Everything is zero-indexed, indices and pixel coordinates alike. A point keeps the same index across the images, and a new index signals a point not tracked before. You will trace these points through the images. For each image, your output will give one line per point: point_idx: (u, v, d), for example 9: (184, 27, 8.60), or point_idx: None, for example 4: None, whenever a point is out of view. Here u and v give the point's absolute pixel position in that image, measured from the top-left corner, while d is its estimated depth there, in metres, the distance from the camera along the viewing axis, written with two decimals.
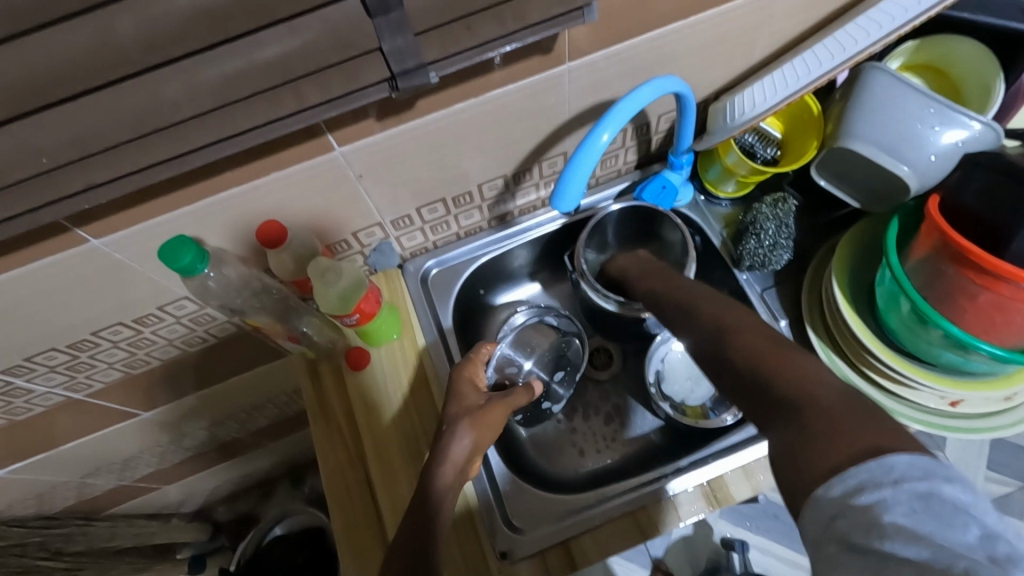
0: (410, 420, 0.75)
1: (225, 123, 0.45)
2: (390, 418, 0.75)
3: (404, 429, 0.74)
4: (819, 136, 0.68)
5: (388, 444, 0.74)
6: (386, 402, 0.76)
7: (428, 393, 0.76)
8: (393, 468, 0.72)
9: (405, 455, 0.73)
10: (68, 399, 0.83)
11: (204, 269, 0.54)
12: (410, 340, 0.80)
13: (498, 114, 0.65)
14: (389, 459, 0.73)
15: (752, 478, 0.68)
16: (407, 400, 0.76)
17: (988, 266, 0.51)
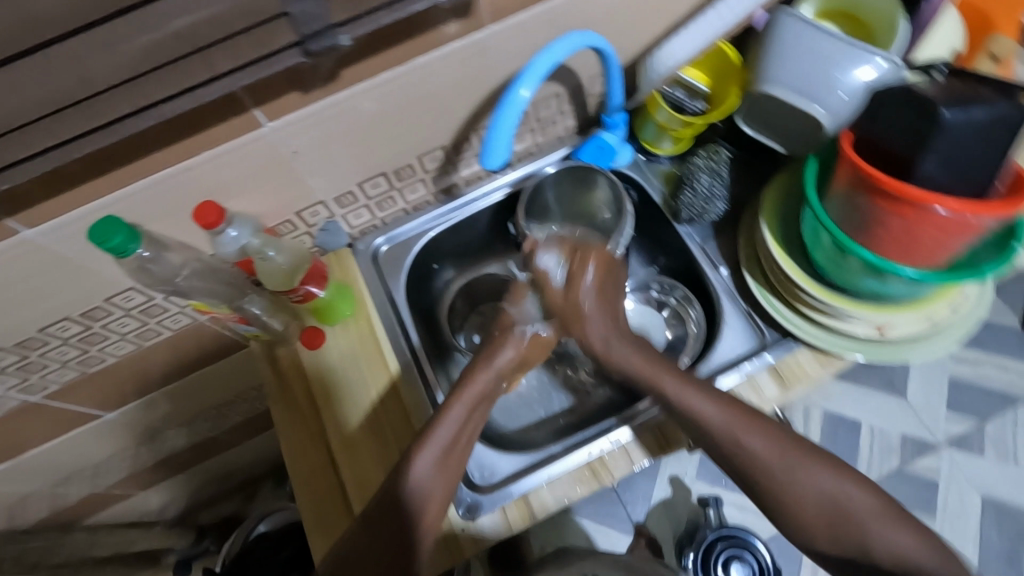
0: (378, 427, 0.74)
1: (140, 95, 0.46)
2: (358, 422, 0.75)
3: (372, 433, 0.74)
4: (739, 83, 0.72)
5: (357, 446, 0.73)
6: (353, 408, 0.75)
7: (399, 403, 0.75)
8: (362, 472, 0.72)
9: (375, 460, 0.73)
10: (25, 403, 0.83)
11: (136, 249, 0.54)
12: (375, 345, 0.79)
13: (427, 82, 0.65)
14: (357, 461, 0.73)
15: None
16: (374, 407, 0.75)
17: (895, 193, 0.54)
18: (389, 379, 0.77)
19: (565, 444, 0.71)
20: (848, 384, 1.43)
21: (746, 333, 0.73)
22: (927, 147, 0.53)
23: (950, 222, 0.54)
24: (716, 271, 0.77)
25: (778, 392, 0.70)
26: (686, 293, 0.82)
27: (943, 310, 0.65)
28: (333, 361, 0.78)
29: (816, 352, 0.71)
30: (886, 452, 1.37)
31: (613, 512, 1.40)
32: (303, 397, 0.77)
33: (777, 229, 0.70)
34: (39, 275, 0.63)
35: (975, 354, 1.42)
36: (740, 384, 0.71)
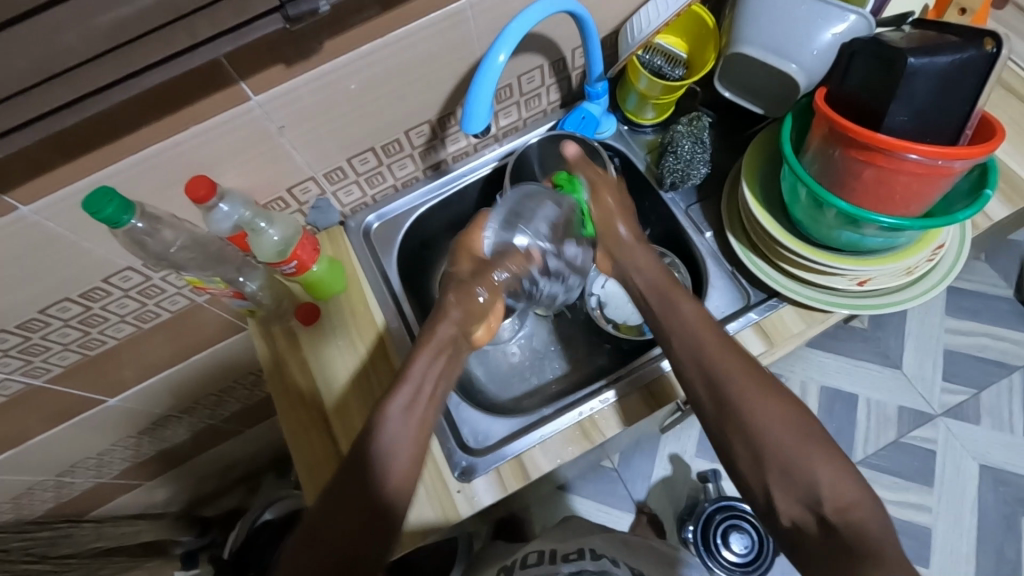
0: (367, 380, 0.77)
1: (126, 62, 0.48)
2: (346, 377, 0.77)
3: (360, 386, 0.77)
4: (716, 46, 0.74)
5: (347, 399, 0.76)
6: (343, 362, 0.78)
7: (385, 359, 0.78)
8: (352, 422, 0.75)
9: (363, 409, 0.76)
10: (29, 386, 0.85)
11: (130, 220, 0.57)
12: (363, 303, 0.81)
13: (409, 53, 0.67)
14: (347, 411, 0.76)
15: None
16: (361, 359, 0.78)
17: (865, 140, 0.55)
18: (377, 334, 0.79)
19: (555, 407, 0.73)
20: (843, 358, 1.44)
21: (730, 293, 0.75)
22: (894, 95, 0.55)
23: (921, 166, 0.55)
24: (701, 235, 0.78)
25: (764, 349, 0.71)
26: (673, 259, 0.83)
27: (922, 261, 0.66)
28: (323, 319, 0.81)
29: (800, 310, 0.72)
30: (882, 423, 1.38)
31: (613, 491, 1.40)
32: (293, 358, 0.80)
33: (757, 189, 0.71)
34: (36, 253, 0.65)
35: (968, 324, 1.43)
36: None
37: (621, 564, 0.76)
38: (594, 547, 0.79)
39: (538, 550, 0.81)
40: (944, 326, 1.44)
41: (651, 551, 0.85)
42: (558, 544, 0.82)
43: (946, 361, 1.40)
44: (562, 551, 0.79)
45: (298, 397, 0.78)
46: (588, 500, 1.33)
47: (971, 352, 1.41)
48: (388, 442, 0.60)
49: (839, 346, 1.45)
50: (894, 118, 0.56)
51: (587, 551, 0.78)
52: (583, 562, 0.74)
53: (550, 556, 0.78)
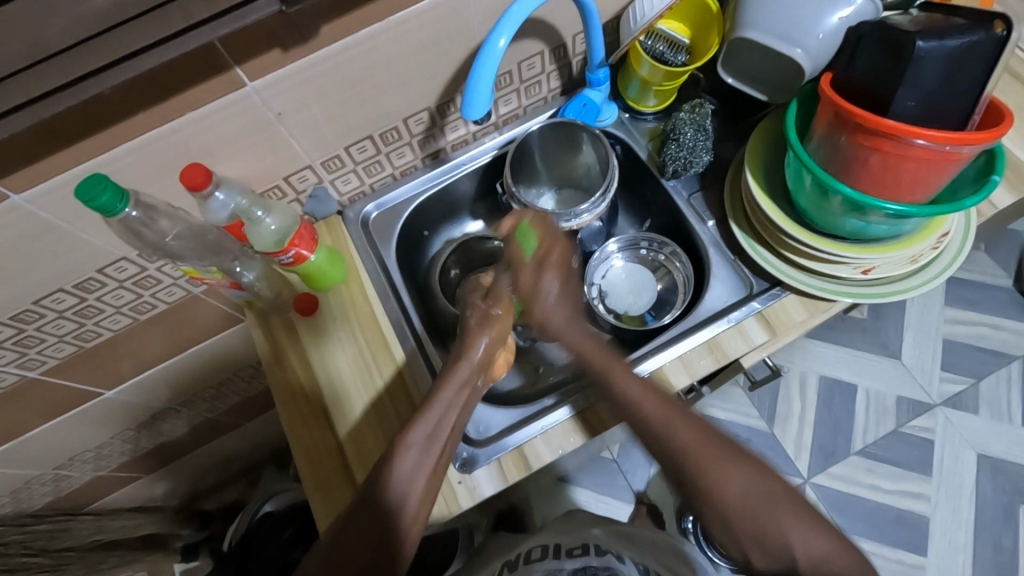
0: (383, 411, 0.74)
1: (118, 44, 0.47)
2: (354, 388, 0.76)
3: (377, 420, 0.74)
4: (720, 30, 0.72)
5: (362, 431, 0.73)
6: (357, 392, 0.75)
7: (404, 392, 0.75)
8: (365, 455, 0.72)
9: (378, 440, 0.72)
10: (24, 379, 0.84)
11: (124, 208, 0.55)
12: (379, 331, 0.78)
13: (408, 38, 0.66)
14: (360, 443, 0.72)
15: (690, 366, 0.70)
16: (370, 371, 0.76)
17: (872, 126, 0.54)
18: (395, 367, 0.76)
19: (556, 398, 0.72)
20: (843, 348, 1.44)
21: (732, 282, 0.74)
22: (901, 79, 0.54)
23: (927, 152, 0.54)
24: (703, 224, 0.77)
25: (766, 337, 0.70)
26: (675, 249, 0.82)
27: (927, 248, 0.65)
28: (333, 339, 0.78)
29: (803, 299, 0.71)
30: (881, 413, 1.38)
31: (612, 482, 1.41)
32: (302, 379, 0.78)
33: (760, 176, 0.70)
34: (30, 242, 0.64)
35: (967, 314, 1.43)
36: (729, 331, 0.71)
37: (626, 560, 0.77)
38: (599, 543, 0.79)
39: (542, 543, 0.82)
40: (943, 316, 1.44)
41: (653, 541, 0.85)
42: (560, 538, 0.81)
43: (946, 351, 1.40)
44: (567, 544, 0.80)
45: (299, 392, 0.77)
46: (588, 491, 1.33)
47: (969, 342, 1.41)
48: None
49: (838, 336, 1.45)
50: (901, 103, 0.55)
51: (591, 546, 0.78)
52: (587, 559, 0.75)
53: (553, 551, 0.79)
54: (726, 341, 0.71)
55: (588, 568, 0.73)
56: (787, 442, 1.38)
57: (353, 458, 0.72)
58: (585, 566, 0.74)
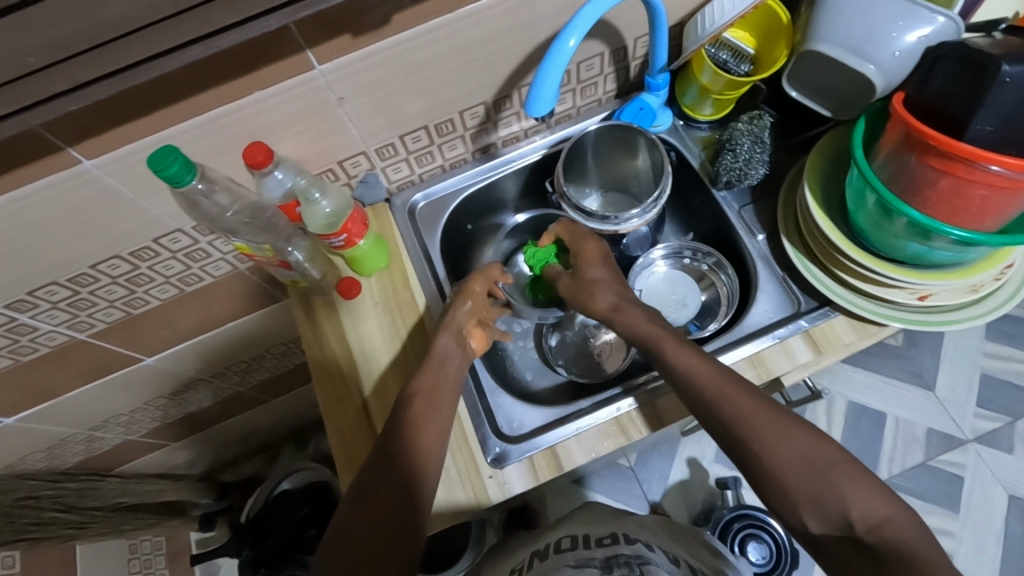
0: (404, 361, 0.77)
1: (203, 21, 0.48)
2: (377, 336, 0.79)
3: (404, 384, 0.76)
4: (789, 42, 0.70)
5: (389, 396, 0.75)
6: (381, 339, 0.79)
7: (424, 337, 0.78)
8: (393, 420, 0.74)
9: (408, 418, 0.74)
10: (72, 340, 0.86)
11: (191, 180, 0.56)
12: (413, 305, 0.80)
13: (474, 31, 0.66)
14: (388, 408, 0.75)
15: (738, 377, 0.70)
16: (391, 317, 0.80)
17: (946, 149, 0.53)
18: (413, 308, 0.80)
19: (590, 401, 0.72)
20: (875, 375, 1.40)
21: (779, 298, 0.73)
22: (981, 102, 0.53)
23: (1001, 180, 0.52)
24: (752, 238, 0.76)
25: (813, 356, 0.69)
26: (719, 259, 0.81)
27: (988, 279, 0.63)
28: (374, 323, 0.79)
29: (853, 320, 0.70)
30: (910, 444, 1.34)
31: (628, 489, 1.40)
32: (339, 357, 0.78)
33: (818, 192, 0.69)
34: (94, 208, 0.66)
35: (1009, 350, 1.39)
36: (773, 348, 0.70)
37: (655, 548, 0.76)
38: (628, 532, 0.79)
39: (571, 534, 0.81)
40: (983, 350, 1.39)
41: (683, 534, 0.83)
42: (589, 529, 0.81)
43: (983, 386, 1.36)
44: (595, 535, 0.79)
45: (330, 363, 0.78)
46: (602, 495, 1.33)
47: (1009, 379, 1.36)
48: None
49: (871, 362, 1.41)
50: (978, 127, 0.54)
51: (619, 536, 0.78)
52: (616, 548, 0.75)
53: (582, 542, 0.78)
54: (769, 358, 0.70)
55: (618, 554, 0.73)
56: None
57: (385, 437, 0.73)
58: (614, 554, 0.73)
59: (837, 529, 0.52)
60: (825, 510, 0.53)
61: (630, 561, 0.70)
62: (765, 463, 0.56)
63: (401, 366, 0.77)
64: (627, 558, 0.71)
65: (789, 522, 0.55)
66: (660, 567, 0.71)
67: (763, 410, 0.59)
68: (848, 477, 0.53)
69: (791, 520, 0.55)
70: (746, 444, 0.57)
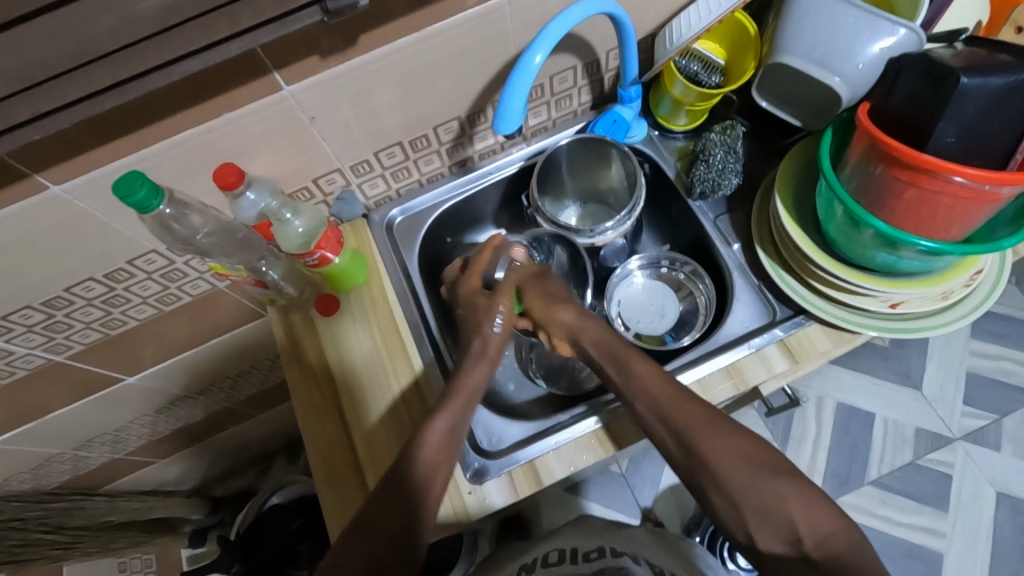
0: (394, 408, 0.75)
1: (164, 49, 0.47)
2: (364, 378, 0.77)
3: (384, 401, 0.76)
4: (756, 55, 0.71)
5: (371, 424, 0.75)
6: (369, 379, 0.77)
7: (418, 393, 0.76)
8: (373, 441, 0.73)
9: (387, 435, 0.74)
10: (51, 362, 0.86)
11: (159, 205, 0.56)
12: (401, 342, 0.78)
13: (443, 49, 0.66)
14: (368, 424, 0.75)
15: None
16: (382, 359, 0.78)
17: (909, 160, 0.54)
18: (406, 356, 0.78)
19: (571, 413, 0.72)
20: (862, 375, 1.41)
21: (755, 308, 0.73)
22: (942, 114, 0.53)
23: (965, 191, 0.53)
24: (729, 247, 0.77)
25: (789, 365, 0.69)
26: (696, 267, 0.82)
27: (959, 286, 0.64)
28: (354, 344, 0.79)
29: (827, 328, 0.71)
30: (899, 444, 1.35)
31: (621, 495, 1.39)
32: (322, 380, 0.78)
33: (789, 202, 0.69)
34: (65, 231, 0.65)
35: (994, 348, 1.39)
36: (750, 357, 0.71)
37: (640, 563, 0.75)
38: (615, 545, 0.79)
39: (558, 549, 0.81)
40: (968, 348, 1.40)
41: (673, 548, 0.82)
42: (577, 543, 0.81)
43: (969, 384, 1.36)
44: (583, 549, 0.79)
45: (314, 387, 0.78)
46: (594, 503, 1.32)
47: (996, 377, 1.37)
48: None
49: (859, 363, 1.42)
50: (942, 137, 0.54)
51: (606, 549, 0.78)
52: (603, 561, 0.74)
53: (569, 556, 0.78)
54: (747, 367, 0.70)
55: (604, 569, 0.72)
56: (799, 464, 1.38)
57: (365, 458, 0.73)
58: (601, 568, 0.73)
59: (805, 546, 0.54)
60: (795, 527, 0.54)
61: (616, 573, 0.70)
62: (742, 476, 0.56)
63: (383, 390, 0.76)
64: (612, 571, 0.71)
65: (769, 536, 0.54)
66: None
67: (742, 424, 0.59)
68: None
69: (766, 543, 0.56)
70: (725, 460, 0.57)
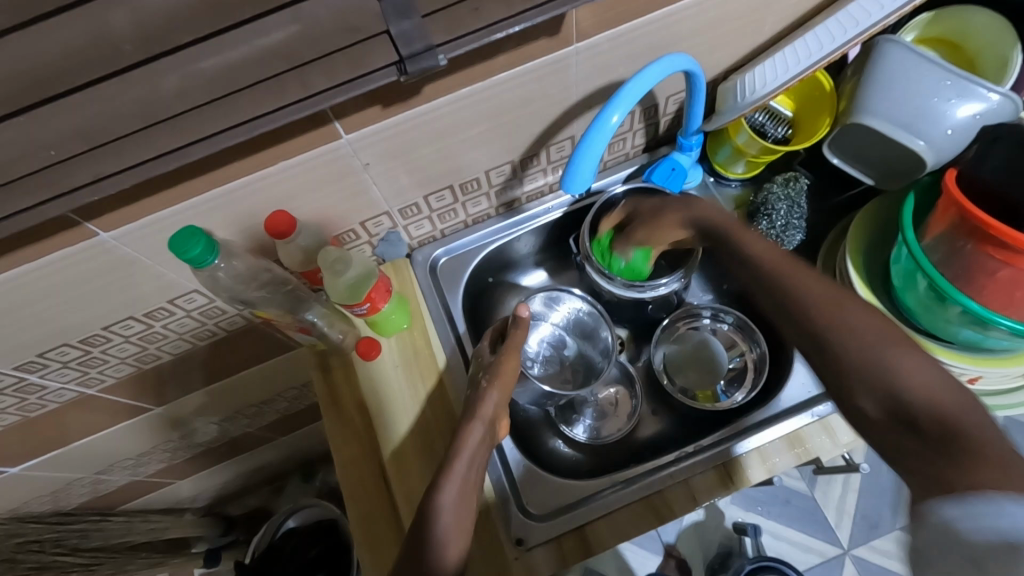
0: (428, 437, 0.73)
1: (234, 109, 0.45)
2: (398, 410, 0.75)
3: (424, 453, 0.72)
4: (833, 111, 0.67)
5: (407, 458, 0.72)
6: (403, 412, 0.75)
7: (450, 414, 0.74)
8: (408, 475, 0.71)
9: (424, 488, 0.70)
10: (81, 395, 0.84)
11: (214, 260, 0.54)
12: (432, 367, 0.77)
13: (505, 99, 0.63)
14: (406, 477, 0.71)
15: (736, 477, 0.67)
16: (414, 387, 0.76)
17: (1008, 239, 0.51)
18: (436, 380, 0.77)
19: (622, 473, 0.69)
20: None
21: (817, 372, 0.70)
22: None
23: None
24: None
25: (854, 438, 0.66)
26: (742, 321, 0.79)
27: None
28: (393, 392, 0.76)
29: None
30: None
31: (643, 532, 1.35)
32: (357, 417, 0.77)
33: (859, 264, 0.66)
34: (109, 274, 0.63)
35: None
36: (811, 426, 0.68)
37: None
38: None
39: None
40: None
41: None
42: None
43: None
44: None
45: (353, 431, 0.76)
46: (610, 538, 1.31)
47: None
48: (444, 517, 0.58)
49: None
50: None
51: None
52: None
53: None
54: (808, 437, 0.67)
55: None
56: (827, 508, 1.35)
57: (401, 495, 0.71)
58: None
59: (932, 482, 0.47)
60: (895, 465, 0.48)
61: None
62: None
63: (423, 440, 0.73)
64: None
65: None
66: None
67: None
68: None
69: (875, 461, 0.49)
70: None
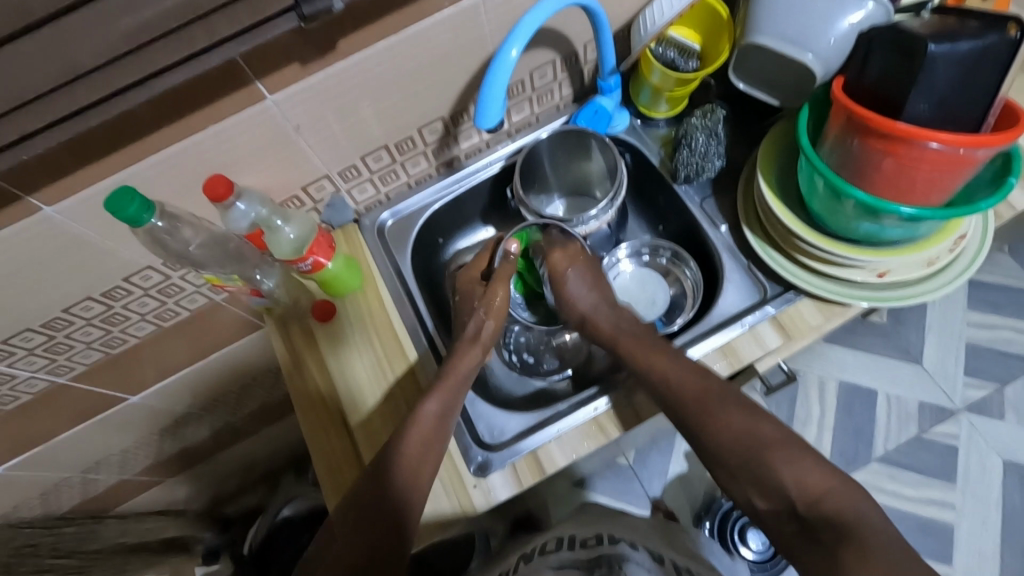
0: (392, 401, 0.76)
1: (146, 61, 0.48)
2: (358, 369, 0.78)
3: (385, 405, 0.76)
4: (731, 37, 0.73)
5: (368, 415, 0.76)
6: (365, 377, 0.77)
7: (414, 382, 0.77)
8: (370, 434, 0.75)
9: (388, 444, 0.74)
10: (53, 385, 0.86)
11: (150, 218, 0.58)
12: (394, 335, 0.80)
13: (420, 49, 0.67)
14: (369, 428, 0.75)
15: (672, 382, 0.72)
16: (374, 353, 0.79)
17: (885, 130, 0.54)
18: (406, 365, 0.78)
19: (568, 400, 0.73)
20: (862, 354, 1.39)
21: (745, 288, 0.74)
22: (913, 85, 0.54)
23: (941, 155, 0.54)
24: (716, 228, 0.78)
25: (781, 341, 0.70)
26: (677, 252, 0.84)
27: (943, 251, 0.65)
28: (353, 355, 0.79)
29: (818, 302, 0.71)
30: (903, 419, 1.33)
31: (630, 490, 1.36)
32: (316, 377, 0.80)
33: (772, 182, 0.70)
34: (59, 251, 0.66)
35: (993, 318, 1.38)
36: (742, 335, 0.71)
37: (638, 547, 0.79)
38: (613, 532, 0.82)
39: (557, 536, 0.85)
40: (966, 320, 1.38)
41: (671, 540, 0.84)
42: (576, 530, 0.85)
43: (969, 358, 1.35)
44: (581, 536, 0.83)
45: (313, 388, 0.79)
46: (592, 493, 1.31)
47: (999, 350, 1.35)
48: (401, 462, 0.62)
49: (857, 341, 1.40)
50: (914, 105, 0.55)
51: (604, 536, 0.81)
52: (601, 548, 0.77)
53: (567, 543, 0.82)
54: (740, 346, 0.71)
55: (601, 555, 0.75)
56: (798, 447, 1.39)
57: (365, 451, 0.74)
58: (598, 556, 0.76)
59: (800, 509, 0.54)
60: (794, 493, 0.56)
61: (612, 560, 0.73)
62: (745, 439, 0.60)
63: (386, 402, 0.76)
64: (611, 558, 0.74)
65: (753, 490, 0.58)
66: (638, 564, 0.74)
67: (719, 401, 0.62)
68: (794, 464, 0.57)
69: (764, 503, 0.57)
70: (704, 423, 0.62)
